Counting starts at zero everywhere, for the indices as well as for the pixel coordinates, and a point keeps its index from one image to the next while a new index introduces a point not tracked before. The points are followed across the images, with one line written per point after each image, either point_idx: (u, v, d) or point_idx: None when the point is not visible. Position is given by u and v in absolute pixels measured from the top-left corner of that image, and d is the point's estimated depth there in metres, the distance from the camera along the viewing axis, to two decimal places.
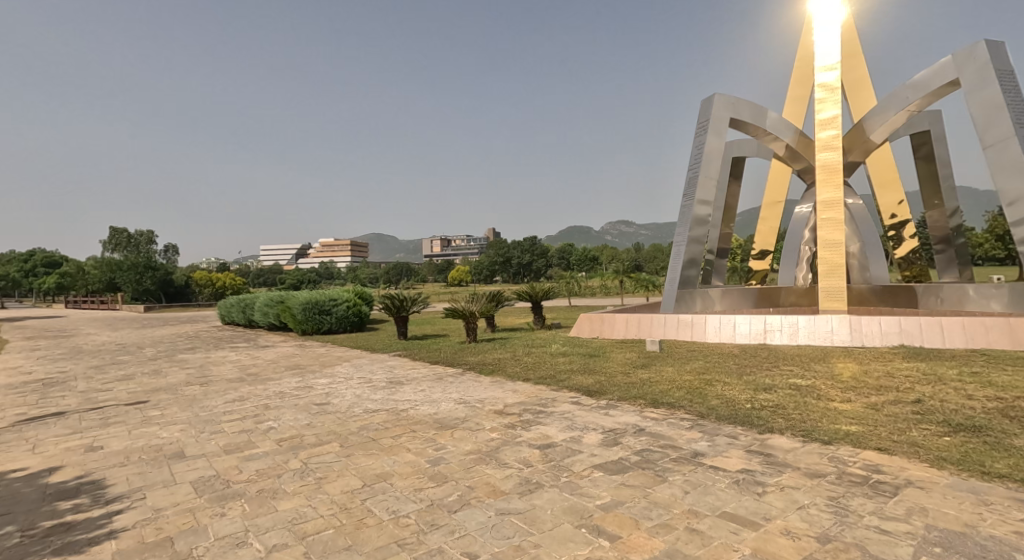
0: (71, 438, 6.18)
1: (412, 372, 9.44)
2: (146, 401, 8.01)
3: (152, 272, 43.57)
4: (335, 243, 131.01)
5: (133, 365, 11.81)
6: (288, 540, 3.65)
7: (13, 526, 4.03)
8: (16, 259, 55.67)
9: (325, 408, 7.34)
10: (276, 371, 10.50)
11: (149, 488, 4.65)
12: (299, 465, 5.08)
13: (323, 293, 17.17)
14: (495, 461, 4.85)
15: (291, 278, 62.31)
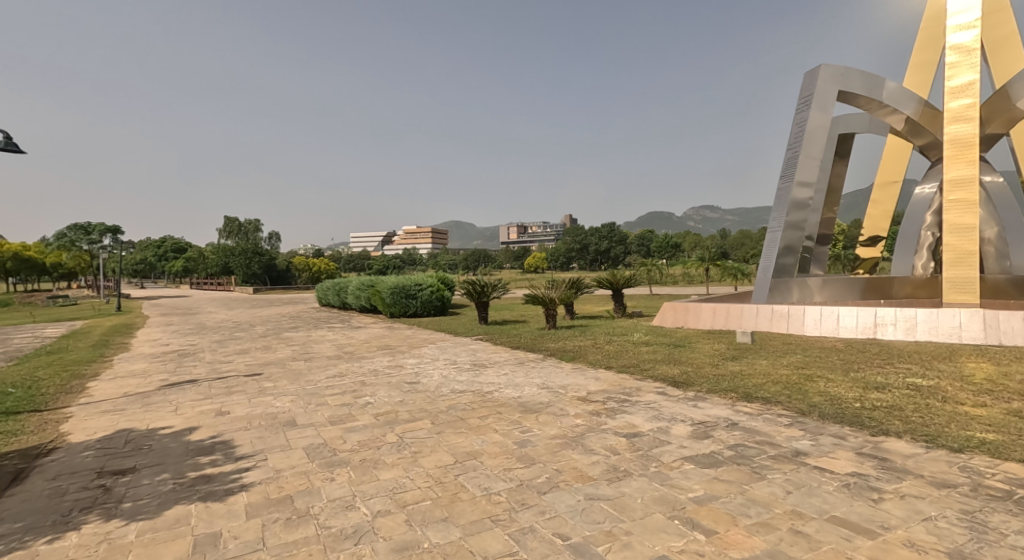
0: (204, 403, 6.95)
1: (494, 356, 9.65)
2: (261, 373, 8.82)
3: (259, 257, 47.73)
4: (419, 231, 136.45)
5: (248, 340, 13.01)
6: (391, 507, 3.90)
7: (165, 474, 4.61)
8: (151, 245, 63.23)
9: (415, 386, 7.70)
10: (369, 350, 11.14)
11: (268, 451, 5.12)
12: (395, 439, 5.37)
13: (408, 278, 17.87)
14: (581, 446, 4.86)
15: (378, 264, 66.27)
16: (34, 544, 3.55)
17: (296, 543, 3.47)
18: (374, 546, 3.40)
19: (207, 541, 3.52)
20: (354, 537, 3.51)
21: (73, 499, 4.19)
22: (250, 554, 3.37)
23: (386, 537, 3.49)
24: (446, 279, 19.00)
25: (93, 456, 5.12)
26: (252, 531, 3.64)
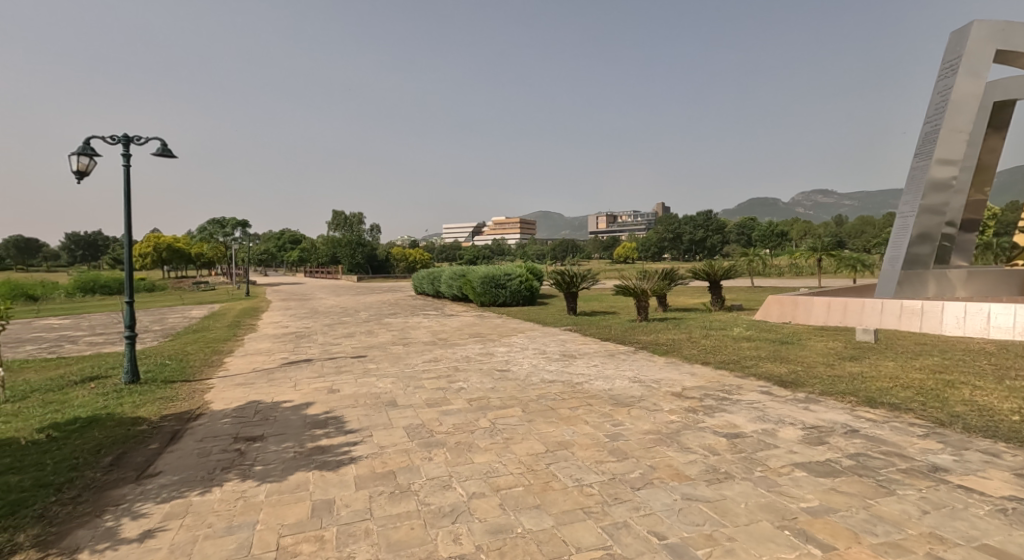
0: (317, 380, 7.51)
1: (584, 348, 9.53)
2: (365, 356, 9.38)
3: (361, 248, 50.65)
4: (508, 222, 138.41)
5: (353, 325, 13.91)
6: (485, 490, 3.99)
7: (287, 443, 5.05)
8: (271, 237, 69.48)
9: (506, 374, 7.81)
10: (462, 337, 11.47)
11: (373, 428, 5.42)
12: (488, 424, 5.46)
13: (499, 268, 18.11)
14: (677, 444, 4.67)
15: (469, 254, 68.12)
16: (187, 496, 4.08)
17: (398, 517, 3.68)
18: (470, 526, 3.52)
19: (322, 507, 3.83)
20: (451, 516, 3.65)
21: (215, 459, 4.74)
22: (358, 523, 3.62)
23: (481, 519, 3.59)
24: (536, 269, 19.02)
25: (229, 422, 5.74)
26: (360, 501, 3.91)
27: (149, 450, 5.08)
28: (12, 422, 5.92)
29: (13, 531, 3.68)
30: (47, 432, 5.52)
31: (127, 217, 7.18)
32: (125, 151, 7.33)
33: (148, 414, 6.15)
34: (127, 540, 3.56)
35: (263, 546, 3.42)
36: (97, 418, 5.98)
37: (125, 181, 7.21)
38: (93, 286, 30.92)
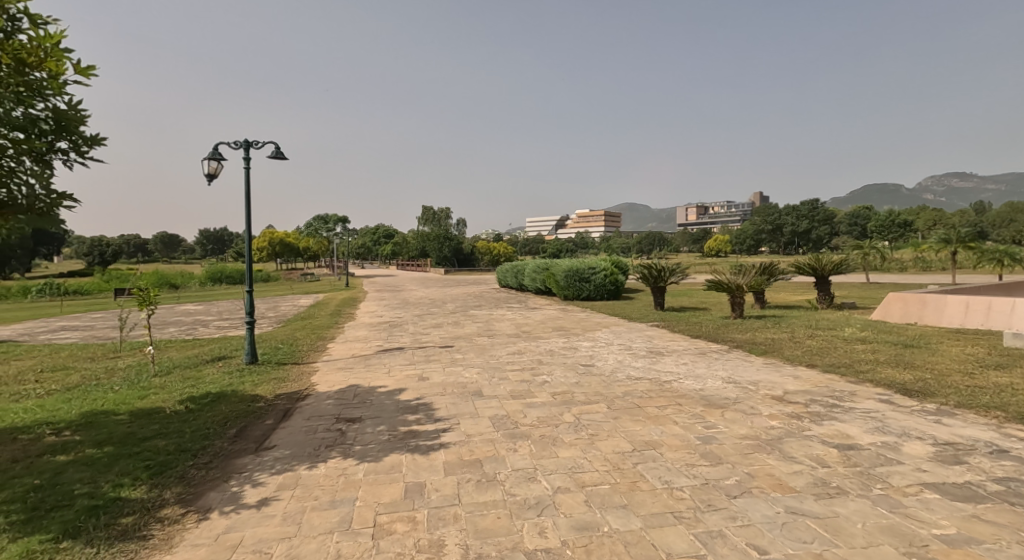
0: (408, 368, 7.78)
1: (673, 345, 9.12)
2: (452, 346, 9.59)
3: (449, 242, 52.02)
4: (593, 215, 136.68)
5: (441, 316, 14.31)
6: (570, 485, 3.92)
7: (382, 426, 5.25)
8: (367, 232, 73.41)
9: (591, 369, 7.66)
10: (545, 331, 11.42)
11: (460, 416, 5.50)
12: (572, 419, 5.36)
13: (583, 261, 17.85)
14: (778, 451, 4.33)
15: (552, 247, 68.11)
16: (297, 470, 4.35)
17: (485, 505, 3.71)
18: (555, 520, 3.47)
19: (414, 490, 3.95)
20: (537, 508, 3.62)
21: (320, 437, 5.02)
22: (447, 508, 3.69)
23: (567, 514, 3.53)
24: (621, 262, 18.55)
25: (332, 403, 6.07)
26: (448, 487, 3.99)
27: (266, 424, 5.48)
28: (157, 394, 6.64)
29: (160, 488, 4.10)
30: (185, 404, 6.13)
31: (247, 215, 7.80)
32: (245, 154, 7.98)
33: (265, 392, 6.67)
34: (248, 505, 3.86)
35: (360, 522, 3.57)
36: (224, 394, 6.56)
37: (244, 182, 7.84)
38: (220, 276, 34.40)
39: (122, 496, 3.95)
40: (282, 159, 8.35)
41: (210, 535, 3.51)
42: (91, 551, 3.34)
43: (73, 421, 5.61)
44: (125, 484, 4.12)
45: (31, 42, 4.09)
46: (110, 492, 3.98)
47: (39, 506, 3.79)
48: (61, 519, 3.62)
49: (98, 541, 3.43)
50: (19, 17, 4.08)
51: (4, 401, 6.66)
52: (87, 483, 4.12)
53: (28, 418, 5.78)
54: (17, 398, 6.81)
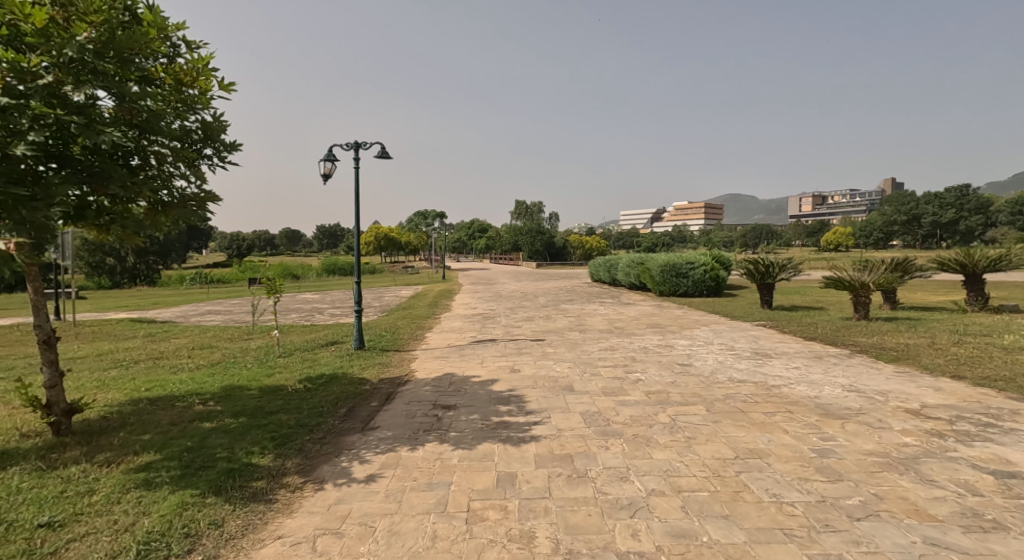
0: (500, 359, 7.82)
1: (783, 347, 8.41)
2: (543, 339, 9.53)
3: (541, 236, 52.15)
4: (691, 208, 130.97)
5: (533, 309, 14.33)
6: (666, 489, 3.72)
7: (476, 414, 5.28)
8: (463, 226, 75.59)
9: (688, 368, 7.25)
10: (639, 327, 11.03)
11: (551, 410, 5.41)
12: (668, 419, 5.08)
13: (680, 255, 17.06)
14: (913, 471, 3.82)
15: (648, 241, 66.18)
16: (399, 450, 4.49)
17: (576, 501, 3.60)
18: (650, 524, 3.31)
19: (506, 479, 3.92)
20: (630, 510, 3.47)
21: (419, 421, 5.16)
22: (538, 500, 3.63)
23: (662, 519, 3.36)
24: (724, 257, 17.49)
25: (429, 390, 6.23)
26: (539, 479, 3.91)
27: (371, 406, 5.73)
28: (281, 372, 7.22)
29: (283, 457, 4.40)
30: (304, 383, 6.59)
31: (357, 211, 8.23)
32: (356, 155, 8.41)
33: (370, 376, 7.01)
34: (357, 480, 4.03)
35: (454, 506, 3.59)
36: (335, 376, 6.97)
37: (353, 181, 8.27)
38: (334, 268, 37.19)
39: (253, 462, 4.28)
40: (388, 158, 8.73)
41: (324, 504, 3.69)
42: (229, 507, 3.63)
43: (215, 393, 6.22)
44: (255, 451, 4.47)
45: (187, 65, 4.54)
46: (243, 458, 4.33)
47: (190, 465, 4.20)
48: (207, 478, 3.98)
49: (235, 499, 3.73)
50: (178, 44, 4.52)
51: (163, 372, 7.56)
52: (226, 448, 4.51)
53: (181, 388, 6.49)
54: (170, 370, 7.69)
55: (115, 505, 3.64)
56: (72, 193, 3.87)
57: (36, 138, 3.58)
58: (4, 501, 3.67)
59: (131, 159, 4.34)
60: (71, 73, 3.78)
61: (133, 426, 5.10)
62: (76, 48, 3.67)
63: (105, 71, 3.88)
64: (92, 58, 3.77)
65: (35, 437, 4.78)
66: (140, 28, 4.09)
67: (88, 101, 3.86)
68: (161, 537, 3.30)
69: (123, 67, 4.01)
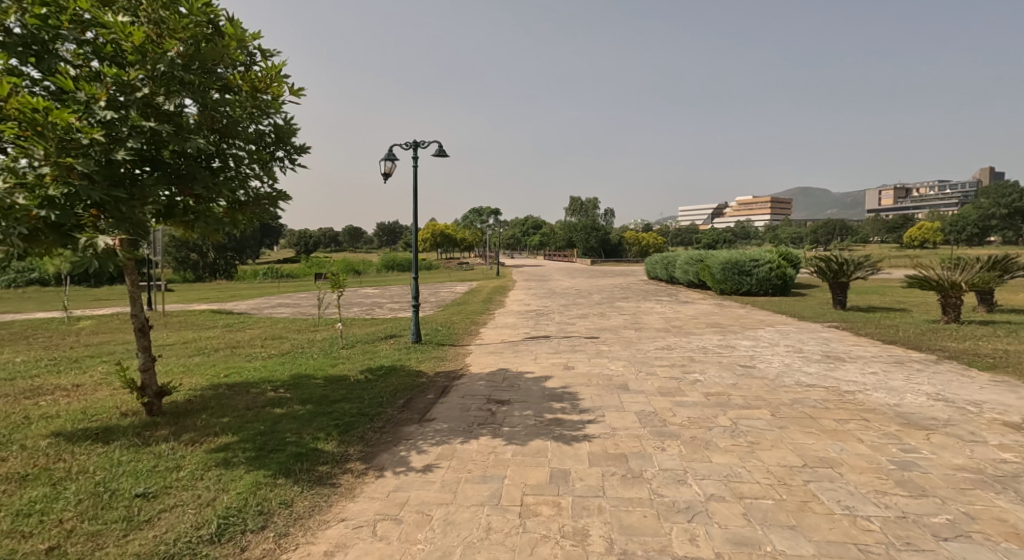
0: (554, 356, 7.74)
1: (858, 350, 7.88)
2: (598, 337, 9.37)
3: (596, 233, 51.61)
4: (755, 203, 125.86)
5: (587, 306, 14.16)
6: (726, 495, 3.55)
7: (529, 410, 5.23)
8: (518, 223, 75.85)
9: (751, 370, 6.91)
10: (699, 326, 10.65)
11: (605, 408, 5.28)
12: (728, 423, 4.85)
13: (743, 252, 16.36)
14: (1010, 490, 3.47)
15: (707, 238, 64.17)
16: (453, 442, 4.51)
17: (631, 501, 3.50)
18: (709, 529, 3.17)
19: (560, 476, 3.85)
20: (687, 514, 3.33)
21: (474, 415, 5.16)
22: (592, 498, 3.54)
23: (723, 525, 3.21)
24: (791, 254, 16.64)
25: (483, 384, 6.24)
26: (593, 477, 3.82)
27: (428, 398, 5.80)
28: (344, 363, 7.45)
29: (346, 444, 4.51)
30: (364, 374, 6.77)
31: (415, 210, 8.37)
32: (414, 154, 8.54)
33: (426, 369, 7.10)
34: (414, 469, 4.07)
35: (508, 500, 3.56)
36: (393, 368, 7.11)
37: (412, 179, 8.41)
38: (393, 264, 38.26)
39: (319, 447, 4.42)
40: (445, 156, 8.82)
41: (383, 491, 3.75)
42: (298, 489, 3.75)
43: (285, 380, 6.49)
44: (321, 437, 4.61)
45: (263, 73, 4.66)
46: (310, 443, 4.48)
47: (263, 447, 4.38)
48: (278, 460, 4.14)
49: (303, 482, 3.86)
50: (254, 52, 4.68)
51: (238, 360, 7.97)
52: (295, 433, 4.68)
53: (254, 375, 6.82)
54: (245, 358, 8.11)
55: (199, 481, 3.85)
56: (163, 195, 4.12)
57: (135, 145, 3.79)
58: (107, 472, 3.94)
59: (213, 162, 4.55)
60: (163, 84, 3.99)
61: (214, 409, 5.38)
62: (167, 63, 3.86)
63: (192, 82, 4.06)
64: (181, 71, 3.95)
65: (132, 416, 5.14)
66: (222, 40, 4.24)
67: (177, 110, 4.09)
68: (239, 513, 3.46)
69: (206, 77, 4.19)
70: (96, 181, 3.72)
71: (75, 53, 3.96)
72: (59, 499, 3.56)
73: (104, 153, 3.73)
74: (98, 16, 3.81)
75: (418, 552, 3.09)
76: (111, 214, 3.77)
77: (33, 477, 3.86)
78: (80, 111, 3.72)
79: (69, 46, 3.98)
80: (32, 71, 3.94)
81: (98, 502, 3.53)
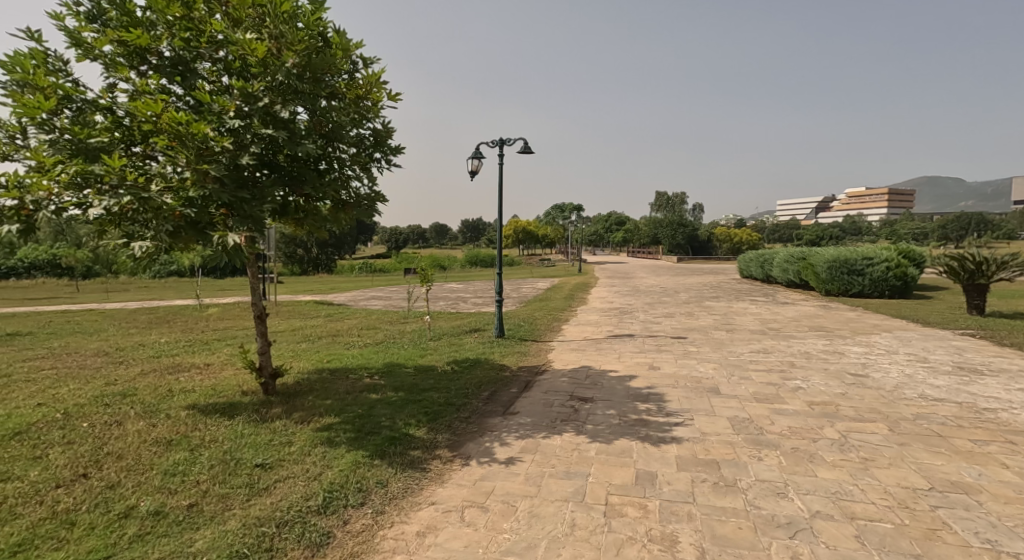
0: (639, 355, 7.49)
1: (997, 363, 6.91)
2: (686, 337, 8.96)
3: (684, 229, 49.68)
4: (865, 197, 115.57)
5: (674, 305, 13.61)
6: (835, 514, 3.23)
7: (613, 410, 5.07)
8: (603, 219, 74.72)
9: (863, 380, 6.27)
10: (800, 329, 9.87)
11: (695, 412, 5.00)
12: (837, 435, 4.41)
13: (854, 250, 14.98)
14: None
15: (809, 235, 59.67)
16: (536, 437, 4.46)
17: (725, 511, 3.28)
18: (814, 550, 2.92)
19: (646, 478, 3.68)
20: (789, 530, 3.08)
21: (557, 411, 5.09)
22: (681, 503, 3.36)
23: (831, 547, 2.93)
24: (912, 252, 15.00)
25: (566, 381, 6.15)
26: (682, 482, 3.62)
27: (511, 392, 5.80)
28: (432, 354, 7.67)
29: (435, 431, 4.60)
30: (451, 365, 6.91)
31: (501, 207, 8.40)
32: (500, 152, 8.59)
33: (510, 363, 7.13)
34: (499, 460, 4.06)
35: (592, 498, 3.46)
36: (478, 360, 7.20)
37: (498, 177, 8.45)
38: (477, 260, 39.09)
39: (410, 433, 4.54)
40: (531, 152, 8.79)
41: (470, 479, 3.77)
42: (392, 470, 3.87)
43: (379, 368, 6.78)
44: (412, 423, 4.74)
45: (363, 80, 4.83)
46: (402, 428, 4.61)
47: (361, 429, 4.58)
48: (374, 443, 4.30)
49: (396, 464, 3.97)
50: (357, 61, 4.88)
51: (338, 347, 8.47)
52: (389, 418, 4.85)
53: (353, 362, 7.19)
54: (344, 346, 8.58)
55: (308, 456, 4.09)
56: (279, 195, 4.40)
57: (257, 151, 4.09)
58: (232, 443, 4.29)
59: (320, 164, 4.80)
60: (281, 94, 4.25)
61: (319, 391, 5.72)
62: (285, 73, 4.08)
63: (305, 90, 4.29)
64: (297, 81, 4.18)
65: (252, 394, 5.57)
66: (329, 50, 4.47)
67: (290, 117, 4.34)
68: (341, 489, 3.62)
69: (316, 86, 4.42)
70: (225, 184, 4.04)
71: (210, 71, 4.33)
72: (196, 463, 3.91)
73: (232, 158, 4.02)
74: (229, 35, 4.13)
75: (503, 541, 3.07)
76: (237, 213, 4.10)
77: (175, 442, 4.27)
78: (214, 121, 4.05)
79: (205, 64, 4.36)
80: (177, 89, 4.37)
81: (226, 469, 3.84)
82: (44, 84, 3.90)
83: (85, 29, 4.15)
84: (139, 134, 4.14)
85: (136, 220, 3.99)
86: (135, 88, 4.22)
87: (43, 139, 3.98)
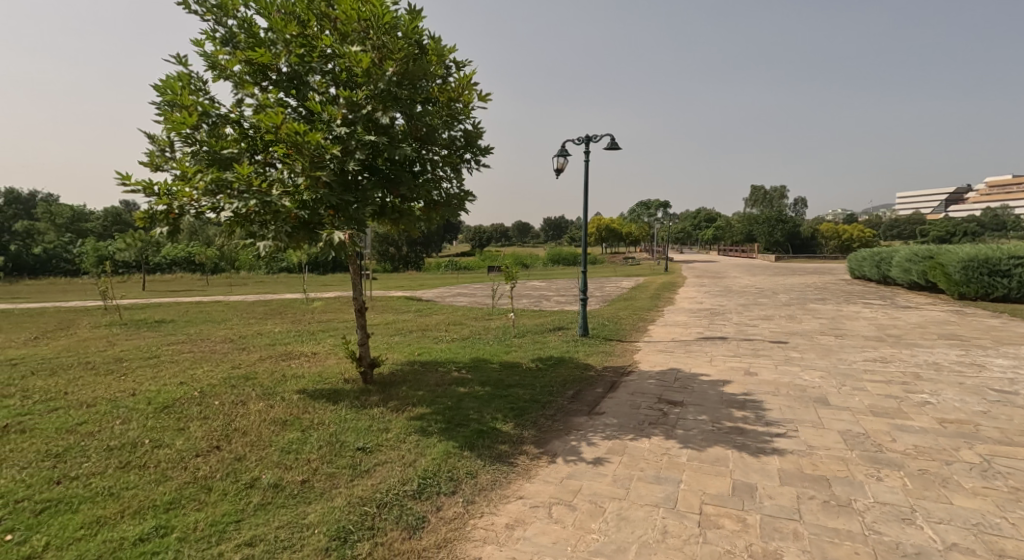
0: (734, 359, 7.04)
1: None
2: (787, 342, 8.31)
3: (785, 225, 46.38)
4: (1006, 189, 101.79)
5: (773, 307, 12.72)
6: (975, 548, 2.83)
7: (705, 415, 4.78)
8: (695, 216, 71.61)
9: (1008, 397, 5.46)
10: (925, 337, 8.82)
11: (799, 423, 4.60)
12: (976, 459, 3.86)
13: (994, 249, 13.17)
14: None
15: (935, 233, 53.51)
16: (623, 438, 4.30)
17: (837, 532, 2.98)
18: None
19: (744, 489, 3.43)
20: None
21: (644, 413, 4.89)
22: (785, 520, 3.10)
23: None
24: None
25: (654, 383, 5.90)
26: (786, 497, 3.33)
27: (597, 392, 5.66)
28: (516, 351, 7.68)
29: (522, 427, 4.59)
30: (535, 362, 6.89)
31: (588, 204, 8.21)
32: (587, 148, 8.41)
33: (595, 362, 6.97)
34: (586, 459, 3.97)
35: (685, 505, 3.27)
36: (563, 359, 7.12)
37: (585, 173, 8.28)
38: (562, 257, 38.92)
39: (497, 427, 4.56)
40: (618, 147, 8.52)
41: (557, 477, 3.71)
42: (481, 462, 3.91)
43: (466, 362, 6.90)
44: (499, 418, 4.76)
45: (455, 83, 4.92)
46: (489, 422, 4.64)
47: (450, 421, 4.66)
48: (463, 435, 4.36)
49: (484, 457, 4.00)
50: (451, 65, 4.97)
51: (428, 340, 8.75)
52: (477, 411, 4.91)
53: (441, 355, 7.39)
54: (433, 340, 8.84)
55: (403, 443, 4.23)
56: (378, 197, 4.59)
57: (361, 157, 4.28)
58: (337, 426, 4.54)
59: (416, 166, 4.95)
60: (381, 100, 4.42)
61: (411, 382, 5.92)
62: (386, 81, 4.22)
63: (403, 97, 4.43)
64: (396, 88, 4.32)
65: (353, 382, 5.87)
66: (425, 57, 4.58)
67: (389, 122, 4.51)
68: (433, 476, 3.71)
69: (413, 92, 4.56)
70: (332, 188, 4.28)
71: (321, 82, 4.58)
72: (307, 443, 4.17)
73: (339, 164, 4.24)
74: (338, 49, 4.34)
75: (592, 541, 2.98)
76: (343, 215, 4.35)
77: (289, 422, 4.59)
78: (324, 129, 4.28)
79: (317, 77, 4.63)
80: (293, 101, 4.66)
81: (333, 449, 4.07)
82: (188, 102, 4.33)
83: (220, 51, 4.55)
84: (261, 142, 4.47)
85: (258, 222, 4.33)
86: (258, 102, 4.57)
87: (188, 151, 4.44)
